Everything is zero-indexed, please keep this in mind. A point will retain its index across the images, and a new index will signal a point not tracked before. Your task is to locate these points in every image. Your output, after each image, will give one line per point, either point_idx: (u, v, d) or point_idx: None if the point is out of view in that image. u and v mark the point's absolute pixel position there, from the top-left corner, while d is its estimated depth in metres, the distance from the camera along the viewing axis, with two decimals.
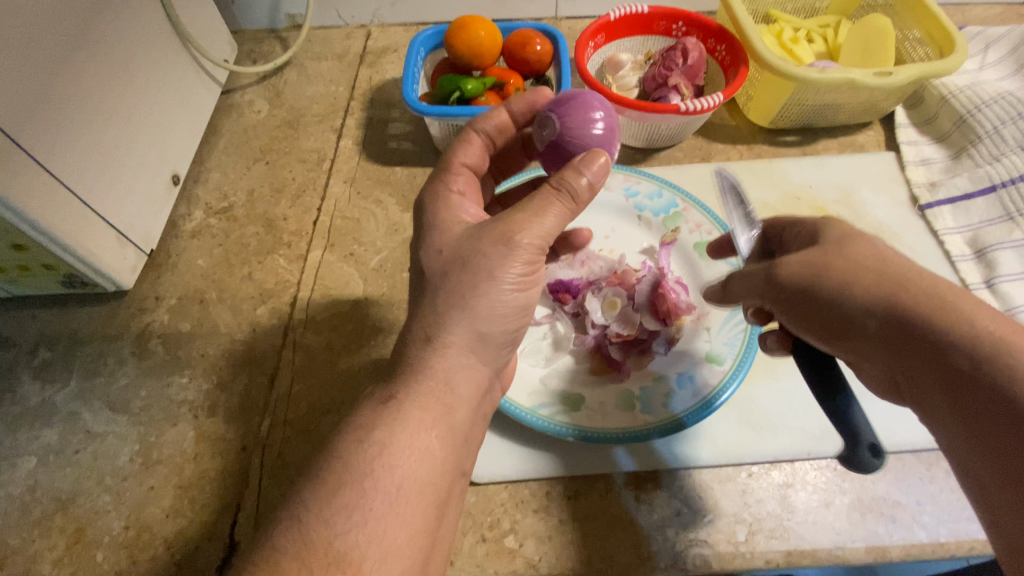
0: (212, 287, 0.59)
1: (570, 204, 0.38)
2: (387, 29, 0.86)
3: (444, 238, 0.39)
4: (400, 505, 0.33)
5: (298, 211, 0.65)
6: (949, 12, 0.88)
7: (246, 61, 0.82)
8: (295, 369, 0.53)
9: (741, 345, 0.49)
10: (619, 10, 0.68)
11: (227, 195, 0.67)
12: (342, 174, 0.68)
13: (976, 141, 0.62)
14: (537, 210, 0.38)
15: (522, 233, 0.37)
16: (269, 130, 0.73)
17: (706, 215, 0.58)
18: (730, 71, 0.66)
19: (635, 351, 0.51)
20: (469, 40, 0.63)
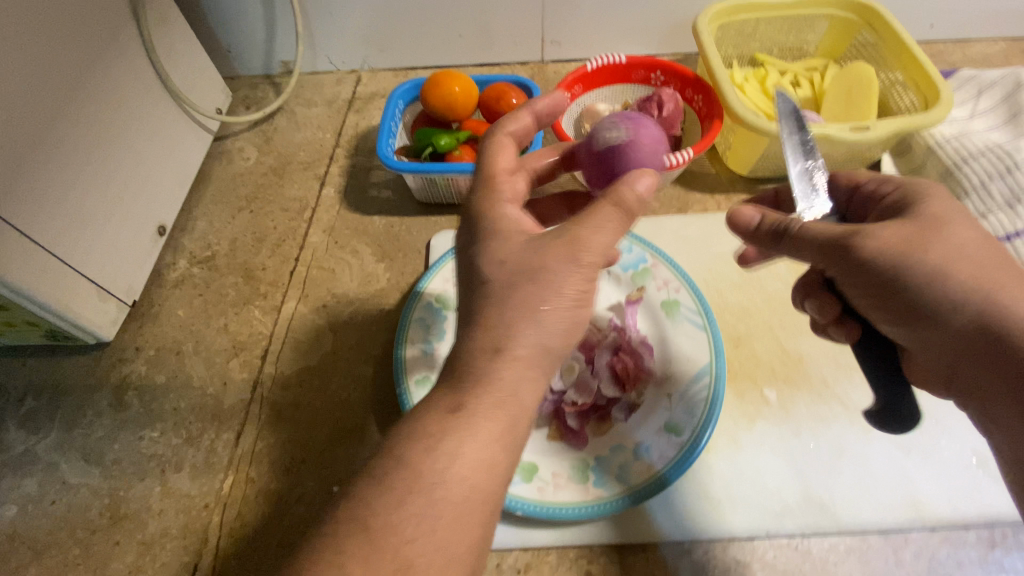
0: (189, 338, 0.61)
1: (624, 218, 0.36)
2: (377, 74, 0.88)
3: (505, 247, 0.35)
4: (462, 516, 0.30)
5: (277, 260, 0.66)
6: (949, 48, 0.86)
7: (240, 107, 0.85)
8: (261, 425, 0.54)
9: (700, 414, 0.48)
10: (596, 60, 0.69)
11: (211, 244, 0.69)
12: (322, 222, 0.69)
13: (965, 193, 0.58)
14: (595, 224, 0.35)
15: (577, 250, 0.34)
16: (256, 177, 0.75)
17: (675, 273, 0.58)
18: (707, 122, 0.65)
19: (594, 418, 0.50)
20: (444, 96, 0.64)
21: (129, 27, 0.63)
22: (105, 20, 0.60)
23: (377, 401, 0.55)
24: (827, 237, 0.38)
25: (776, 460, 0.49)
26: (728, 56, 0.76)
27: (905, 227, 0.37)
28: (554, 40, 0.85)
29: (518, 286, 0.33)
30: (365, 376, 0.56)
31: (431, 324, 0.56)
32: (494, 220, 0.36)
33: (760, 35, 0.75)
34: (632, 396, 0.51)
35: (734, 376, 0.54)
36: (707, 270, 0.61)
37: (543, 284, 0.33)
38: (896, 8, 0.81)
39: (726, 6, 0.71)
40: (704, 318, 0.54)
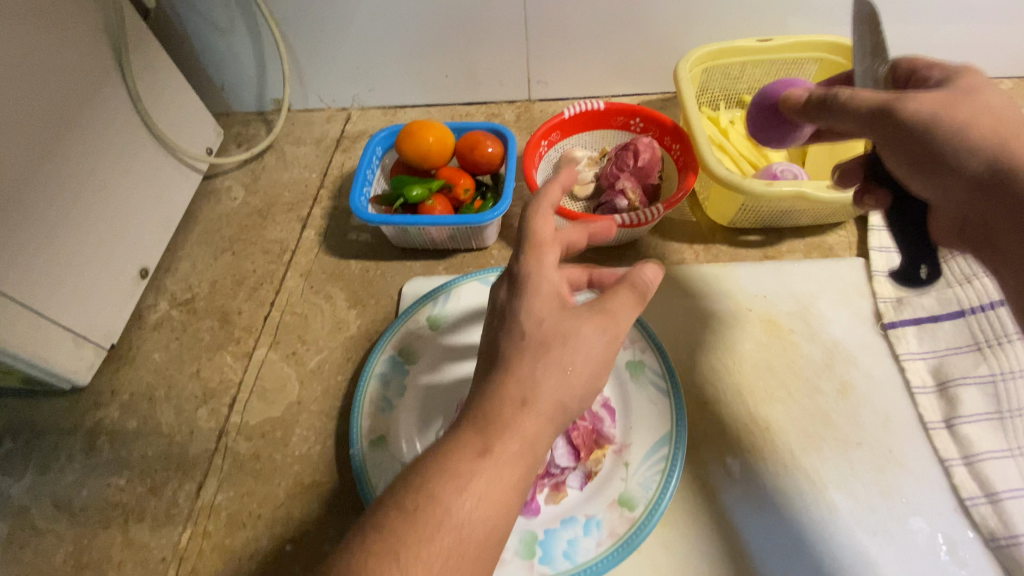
0: (162, 384, 0.62)
1: (637, 301, 0.41)
2: (367, 112, 0.89)
3: (542, 304, 0.38)
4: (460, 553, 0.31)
5: (253, 304, 0.67)
6: None
7: (233, 145, 0.87)
8: (222, 477, 0.55)
9: (655, 488, 0.47)
10: (573, 108, 0.69)
11: (192, 286, 0.70)
12: (300, 266, 0.70)
13: (948, 255, 0.57)
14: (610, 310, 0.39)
15: (585, 327, 0.38)
16: (241, 217, 0.77)
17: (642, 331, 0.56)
18: (683, 172, 0.65)
19: (548, 485, 0.49)
20: (419, 146, 0.65)
21: (114, 77, 0.65)
22: (90, 73, 0.62)
23: (336, 456, 0.55)
24: (873, 105, 0.37)
25: (734, 537, 0.48)
26: (715, 98, 0.75)
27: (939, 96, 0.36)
28: (540, 80, 0.85)
29: (532, 345, 0.37)
30: (328, 428, 0.57)
31: (392, 380, 0.55)
32: (534, 276, 0.39)
33: (748, 78, 0.73)
34: (589, 463, 0.50)
35: (697, 444, 0.52)
36: (678, 327, 0.60)
37: (558, 350, 0.36)
38: (892, 47, 0.79)
39: (709, 51, 0.68)
40: (669, 383, 0.53)
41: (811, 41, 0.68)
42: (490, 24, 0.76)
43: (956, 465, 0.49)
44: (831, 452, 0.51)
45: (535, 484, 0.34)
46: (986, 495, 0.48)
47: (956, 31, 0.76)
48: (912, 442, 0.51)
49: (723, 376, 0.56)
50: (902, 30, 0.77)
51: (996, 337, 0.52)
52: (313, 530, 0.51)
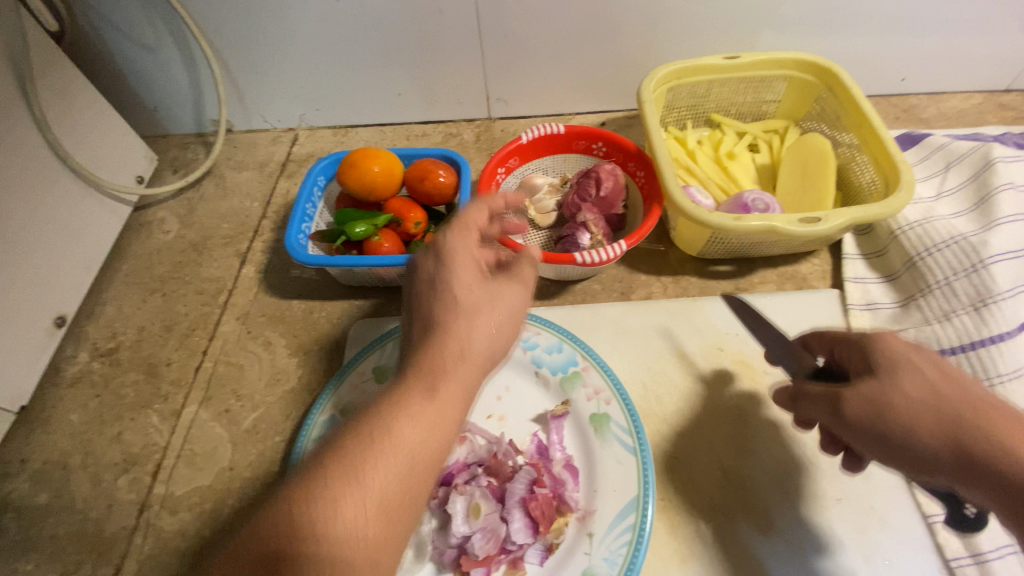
0: (78, 450, 0.56)
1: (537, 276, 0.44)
2: (315, 132, 0.83)
3: (465, 273, 0.39)
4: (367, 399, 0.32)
5: (183, 354, 0.61)
6: (922, 101, 0.81)
7: (168, 170, 0.80)
8: (142, 561, 0.49)
9: (621, 564, 0.43)
10: (531, 132, 0.64)
11: (116, 334, 0.64)
12: (237, 308, 0.64)
13: (925, 290, 0.54)
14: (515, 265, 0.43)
15: (502, 297, 0.39)
16: (173, 253, 0.70)
17: (606, 379, 0.52)
18: (649, 201, 0.61)
19: (504, 562, 0.44)
20: (362, 176, 0.59)
21: (17, 104, 0.58)
22: None
23: None
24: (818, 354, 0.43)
25: None
26: (682, 118, 0.71)
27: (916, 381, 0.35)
28: (500, 97, 0.79)
29: (461, 308, 0.37)
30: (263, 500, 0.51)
31: None
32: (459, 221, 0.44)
33: (715, 96, 0.69)
34: (550, 536, 0.45)
35: (667, 505, 0.48)
36: (646, 370, 0.56)
37: (487, 309, 0.38)
38: (863, 60, 0.76)
39: (674, 69, 0.64)
40: (635, 439, 0.48)
41: (780, 58, 0.64)
42: (442, 38, 0.71)
43: (938, 522, 0.46)
44: (809, 510, 0.47)
45: (464, 391, 0.34)
46: (972, 556, 0.45)
47: (927, 43, 0.74)
48: (892, 496, 0.48)
49: (694, 426, 0.52)
50: (872, 42, 0.74)
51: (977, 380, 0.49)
52: None
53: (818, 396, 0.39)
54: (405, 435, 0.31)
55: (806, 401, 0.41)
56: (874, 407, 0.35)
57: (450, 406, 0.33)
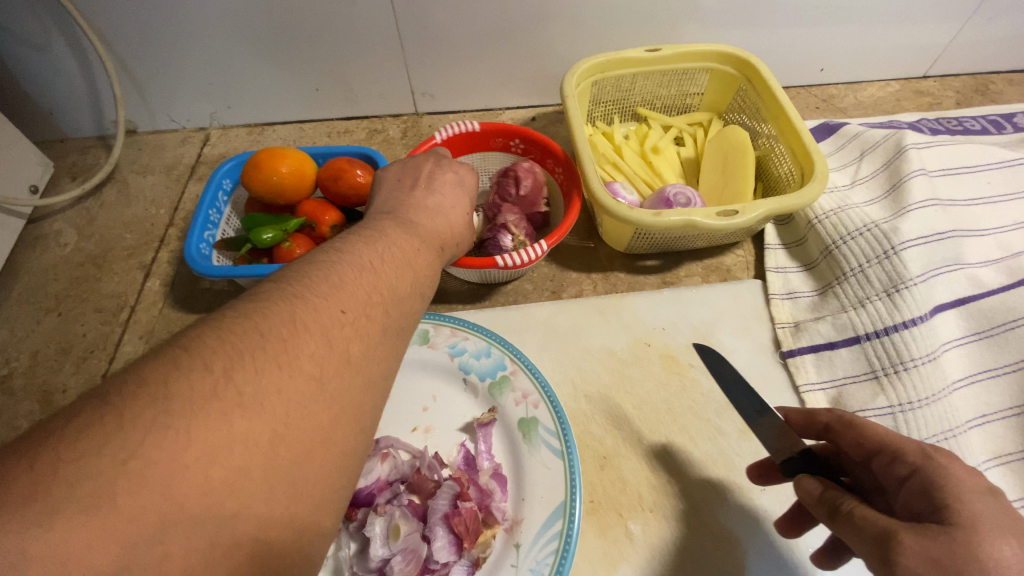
0: None
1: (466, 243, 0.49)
2: (230, 131, 0.78)
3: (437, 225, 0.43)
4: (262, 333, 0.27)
5: (81, 379, 0.56)
6: (842, 90, 0.83)
7: (65, 178, 0.73)
8: None
9: (548, 574, 0.42)
10: (445, 130, 0.62)
11: (6, 360, 0.58)
12: (141, 326, 0.59)
13: (841, 277, 0.55)
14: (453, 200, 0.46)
15: (401, 243, 0.37)
16: (71, 269, 0.64)
17: (534, 382, 0.51)
18: (569, 198, 0.59)
19: None
20: (267, 180, 0.56)
21: None
22: None
23: None
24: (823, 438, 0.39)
25: None
26: (609, 111, 0.70)
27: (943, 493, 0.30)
28: (426, 92, 0.77)
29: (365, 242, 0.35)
30: None
31: None
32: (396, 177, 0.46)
33: (640, 90, 0.68)
34: (475, 551, 0.43)
35: (596, 508, 0.48)
36: (575, 371, 0.55)
37: (392, 234, 0.38)
38: (784, 50, 0.77)
39: (596, 63, 0.63)
40: (562, 443, 0.48)
41: (699, 51, 0.64)
42: (358, 31, 0.67)
43: None
44: (735, 502, 0.48)
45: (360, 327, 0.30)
46: None
47: (843, 34, 0.76)
48: None
49: (623, 424, 0.52)
50: (792, 33, 0.75)
51: (891, 364, 0.50)
52: None
53: (877, 534, 0.29)
54: (338, 342, 0.29)
55: (853, 528, 0.31)
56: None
57: (345, 335, 0.29)
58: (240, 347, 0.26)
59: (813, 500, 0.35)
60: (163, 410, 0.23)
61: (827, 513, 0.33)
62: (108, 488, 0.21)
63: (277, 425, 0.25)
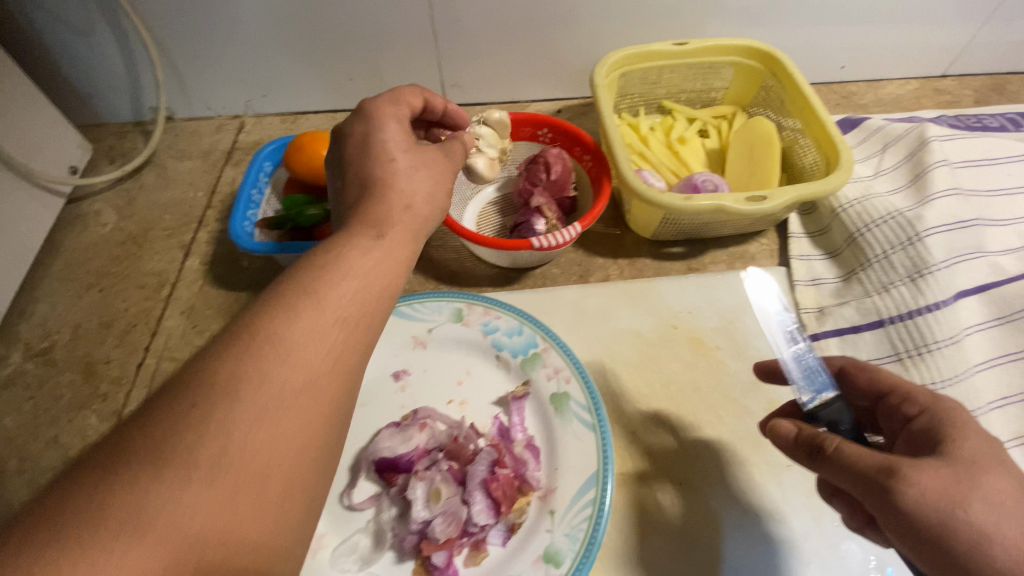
0: (11, 456, 0.53)
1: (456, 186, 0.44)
2: (264, 120, 0.80)
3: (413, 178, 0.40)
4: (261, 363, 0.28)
5: (124, 351, 0.58)
6: (862, 87, 0.85)
7: (104, 161, 0.76)
8: None
9: (582, 539, 0.43)
10: (475, 120, 0.64)
11: (49, 332, 0.60)
12: (182, 302, 0.61)
13: (865, 264, 0.57)
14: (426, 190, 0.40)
15: (399, 225, 0.37)
16: (112, 247, 0.66)
17: (566, 360, 0.53)
18: (597, 184, 0.60)
19: (467, 545, 0.44)
20: (309, 161, 0.58)
21: None
22: None
23: None
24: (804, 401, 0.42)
25: None
26: (635, 103, 0.72)
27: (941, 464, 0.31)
28: (455, 83, 0.79)
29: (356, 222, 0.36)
30: None
31: None
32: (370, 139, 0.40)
33: (666, 82, 0.70)
34: (512, 516, 0.45)
35: (627, 480, 0.49)
36: (603, 350, 0.57)
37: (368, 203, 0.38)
38: (806, 48, 0.79)
39: (625, 55, 0.65)
40: (594, 416, 0.49)
41: (725, 45, 0.66)
42: (394, 23, 0.70)
43: None
44: (761, 477, 0.49)
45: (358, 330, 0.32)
46: None
47: (865, 32, 0.77)
48: None
49: (651, 402, 0.53)
50: (814, 30, 0.76)
51: (914, 347, 0.52)
52: None
53: (871, 468, 0.31)
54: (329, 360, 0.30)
55: (842, 467, 0.33)
56: (955, 527, 0.29)
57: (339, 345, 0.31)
58: (247, 363, 0.27)
59: (791, 444, 0.36)
60: (171, 443, 0.24)
61: (809, 454, 0.35)
62: (117, 517, 0.22)
63: (274, 449, 0.26)
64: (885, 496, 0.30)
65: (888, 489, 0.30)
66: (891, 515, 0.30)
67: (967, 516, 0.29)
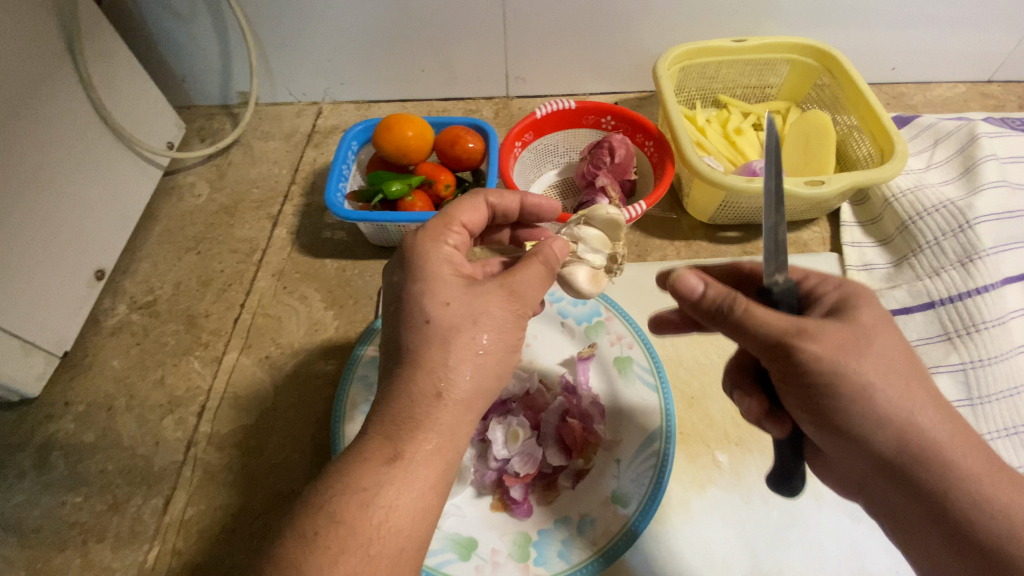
0: (122, 393, 0.58)
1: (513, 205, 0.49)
2: (339, 107, 0.86)
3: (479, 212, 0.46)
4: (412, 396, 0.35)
5: (221, 306, 0.64)
6: (911, 90, 0.87)
7: (195, 140, 0.82)
8: (191, 490, 0.52)
9: (649, 484, 0.47)
10: (545, 108, 0.68)
11: (154, 288, 0.66)
12: (271, 266, 0.67)
13: (917, 250, 0.59)
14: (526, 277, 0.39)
15: (493, 306, 0.37)
16: (206, 216, 0.73)
17: (629, 327, 0.56)
18: (659, 168, 0.65)
19: (540, 485, 0.49)
20: (397, 139, 0.64)
21: (64, 63, 0.61)
22: (34, 57, 0.57)
23: (318, 465, 0.53)
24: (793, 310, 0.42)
25: (725, 532, 0.48)
26: (692, 97, 0.76)
27: (844, 342, 0.33)
28: (518, 76, 0.84)
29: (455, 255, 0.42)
30: (305, 435, 0.54)
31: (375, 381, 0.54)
32: (428, 265, 0.38)
33: (723, 78, 0.74)
34: (580, 461, 0.49)
35: (686, 438, 0.53)
36: None
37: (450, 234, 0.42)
38: (858, 49, 0.82)
39: (687, 50, 0.69)
40: (657, 378, 0.53)
41: (783, 43, 0.70)
42: (468, 17, 0.75)
43: None
44: None
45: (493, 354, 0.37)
46: None
47: (917, 36, 0.80)
48: None
49: (709, 370, 0.57)
50: (867, 33, 0.79)
51: (964, 326, 0.54)
52: None
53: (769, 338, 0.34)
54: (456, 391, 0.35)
55: (739, 329, 0.35)
56: (841, 382, 0.33)
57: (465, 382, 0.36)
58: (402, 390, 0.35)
59: (691, 299, 0.38)
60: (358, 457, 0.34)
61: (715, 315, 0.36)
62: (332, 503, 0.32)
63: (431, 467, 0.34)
64: (785, 355, 0.33)
65: (789, 351, 0.33)
66: (787, 370, 0.34)
67: (855, 377, 0.33)
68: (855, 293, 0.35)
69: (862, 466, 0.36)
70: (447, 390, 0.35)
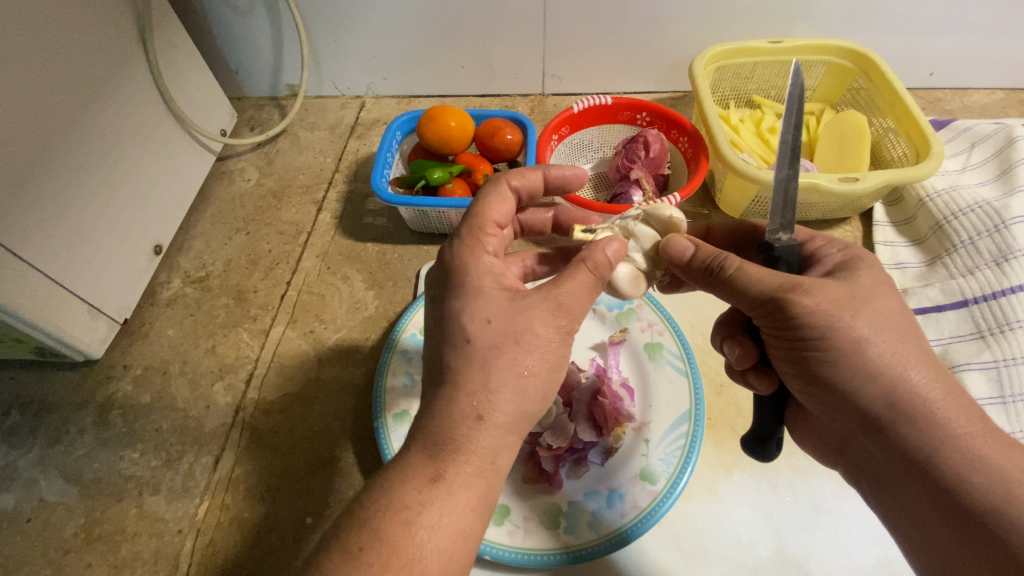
0: (176, 359, 0.62)
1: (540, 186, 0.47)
2: (381, 101, 0.90)
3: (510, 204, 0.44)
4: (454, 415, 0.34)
5: (268, 283, 0.68)
6: (948, 95, 0.87)
7: (245, 129, 0.87)
8: (239, 452, 0.55)
9: (676, 463, 0.49)
10: (582, 103, 0.70)
11: (206, 264, 0.70)
12: (316, 247, 0.70)
13: (951, 249, 0.60)
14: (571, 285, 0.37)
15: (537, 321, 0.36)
16: (255, 199, 0.77)
17: (659, 314, 0.58)
18: (692, 163, 0.67)
19: (569, 460, 0.51)
20: (440, 130, 0.67)
21: (136, 51, 0.65)
22: (112, 44, 0.61)
23: (357, 433, 0.56)
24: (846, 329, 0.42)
25: (751, 515, 0.50)
26: (726, 97, 0.77)
27: (829, 303, 0.35)
28: (555, 74, 0.86)
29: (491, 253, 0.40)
30: (347, 405, 0.58)
31: (414, 356, 0.57)
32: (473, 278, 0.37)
33: (757, 78, 0.75)
34: (610, 440, 0.51)
35: (713, 424, 0.55)
36: (692, 313, 0.62)
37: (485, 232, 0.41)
38: (894, 54, 0.82)
39: (723, 50, 0.71)
40: (687, 363, 0.54)
41: (819, 44, 0.71)
42: (509, 16, 0.78)
43: None
44: None
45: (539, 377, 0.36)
46: None
47: (955, 41, 0.80)
48: None
49: None
50: (904, 38, 0.80)
51: (998, 325, 0.54)
52: (334, 505, 0.52)
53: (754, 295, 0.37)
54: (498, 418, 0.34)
55: (726, 286, 0.38)
56: (828, 341, 0.35)
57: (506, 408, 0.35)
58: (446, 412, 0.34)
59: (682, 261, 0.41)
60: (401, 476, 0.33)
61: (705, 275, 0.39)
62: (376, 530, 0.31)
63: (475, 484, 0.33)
64: (776, 308, 0.36)
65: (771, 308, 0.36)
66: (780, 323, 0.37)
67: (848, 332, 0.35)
68: (886, 277, 0.37)
69: (846, 421, 0.39)
70: (488, 414, 0.34)
